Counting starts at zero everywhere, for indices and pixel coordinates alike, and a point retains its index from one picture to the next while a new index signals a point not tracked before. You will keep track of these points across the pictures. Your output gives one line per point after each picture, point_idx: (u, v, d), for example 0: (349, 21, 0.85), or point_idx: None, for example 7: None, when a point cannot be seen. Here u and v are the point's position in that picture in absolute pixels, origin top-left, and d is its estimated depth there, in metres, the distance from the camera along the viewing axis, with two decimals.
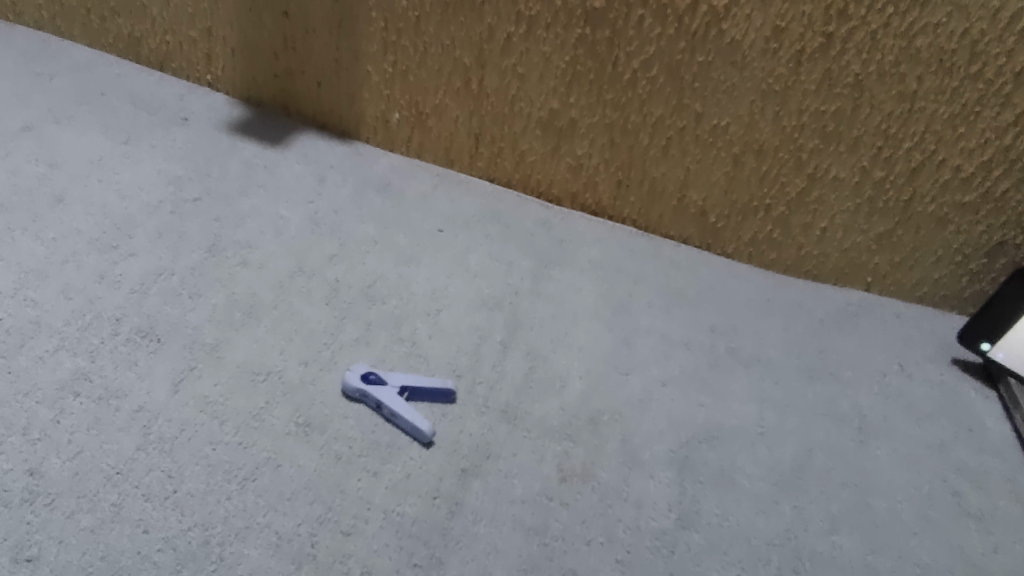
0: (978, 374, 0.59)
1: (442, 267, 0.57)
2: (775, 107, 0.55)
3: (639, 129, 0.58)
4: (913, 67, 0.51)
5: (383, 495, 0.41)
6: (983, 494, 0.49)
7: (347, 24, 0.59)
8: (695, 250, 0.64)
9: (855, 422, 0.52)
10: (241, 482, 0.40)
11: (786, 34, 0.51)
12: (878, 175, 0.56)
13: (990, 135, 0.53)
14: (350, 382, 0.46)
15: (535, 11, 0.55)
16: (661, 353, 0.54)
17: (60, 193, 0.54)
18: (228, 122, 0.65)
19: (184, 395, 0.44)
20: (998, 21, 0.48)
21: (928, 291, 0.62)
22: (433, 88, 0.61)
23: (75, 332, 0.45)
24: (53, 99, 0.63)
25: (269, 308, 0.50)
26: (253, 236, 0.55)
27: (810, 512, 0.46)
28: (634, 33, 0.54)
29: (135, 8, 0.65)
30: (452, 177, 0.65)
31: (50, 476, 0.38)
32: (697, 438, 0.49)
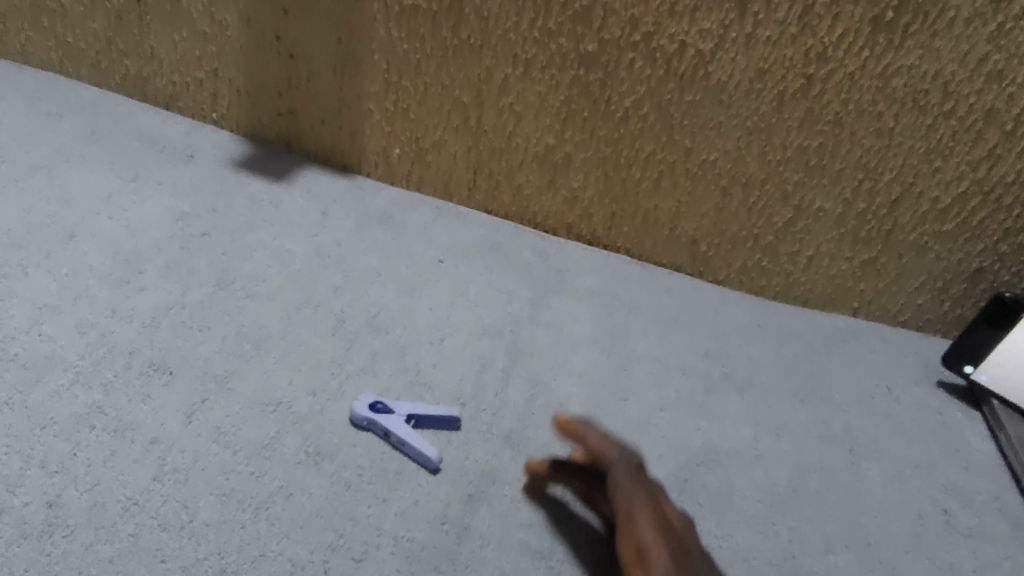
0: (962, 395, 0.61)
1: (444, 297, 0.59)
2: (761, 142, 0.58)
3: (631, 163, 0.61)
4: (890, 106, 0.54)
5: (392, 521, 0.43)
6: (971, 512, 0.51)
7: (350, 66, 0.62)
8: (687, 278, 0.66)
9: (846, 444, 0.54)
10: (254, 511, 0.41)
11: (769, 75, 0.54)
12: (861, 206, 0.59)
13: (964, 168, 0.56)
14: (358, 411, 0.47)
15: (531, 54, 0.58)
16: (658, 379, 0.56)
17: (71, 230, 0.56)
18: (234, 158, 0.67)
19: (197, 426, 0.45)
20: (967, 63, 0.52)
21: (911, 315, 0.65)
22: (433, 125, 0.64)
23: (89, 366, 0.47)
24: (62, 137, 0.64)
25: (277, 339, 0.52)
26: (260, 270, 0.57)
27: (806, 531, 0.47)
28: (626, 74, 0.57)
29: (144, 50, 0.67)
30: (451, 209, 0.67)
31: (68, 508, 0.39)
32: (695, 462, 0.50)
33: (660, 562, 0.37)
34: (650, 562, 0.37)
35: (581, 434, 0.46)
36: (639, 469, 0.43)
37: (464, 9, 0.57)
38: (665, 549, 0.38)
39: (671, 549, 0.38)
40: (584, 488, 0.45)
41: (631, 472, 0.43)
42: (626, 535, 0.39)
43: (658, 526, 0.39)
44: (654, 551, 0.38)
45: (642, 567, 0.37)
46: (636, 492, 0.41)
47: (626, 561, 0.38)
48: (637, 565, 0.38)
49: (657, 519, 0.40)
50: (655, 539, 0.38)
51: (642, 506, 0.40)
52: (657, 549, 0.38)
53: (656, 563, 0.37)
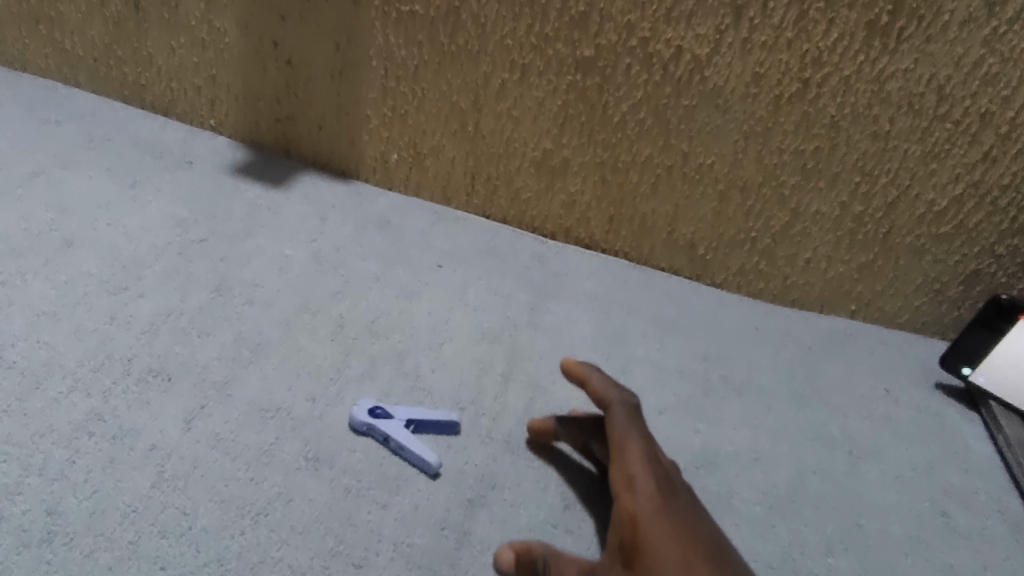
0: (960, 397, 0.61)
1: (443, 301, 0.59)
2: (758, 146, 0.58)
3: (629, 167, 0.61)
4: (885, 109, 0.54)
5: (392, 527, 0.42)
6: (970, 514, 0.51)
7: (348, 72, 0.62)
8: (685, 281, 0.66)
9: (845, 446, 0.54)
10: (254, 518, 0.41)
11: (765, 80, 0.55)
12: (857, 209, 0.59)
13: (960, 171, 0.56)
14: (357, 416, 0.47)
15: (529, 59, 0.58)
16: (657, 382, 0.56)
17: (70, 237, 0.56)
18: (232, 165, 0.67)
19: (197, 432, 0.45)
20: (962, 67, 0.52)
21: (909, 317, 0.65)
22: (431, 131, 0.64)
23: (88, 373, 0.47)
24: (60, 145, 0.64)
25: (276, 344, 0.52)
26: (259, 276, 0.57)
27: (806, 534, 0.47)
28: (622, 79, 0.57)
29: (142, 57, 0.67)
30: (450, 214, 0.67)
31: (67, 516, 0.39)
32: (695, 465, 0.50)
33: (646, 490, 0.40)
34: (636, 488, 0.40)
35: (584, 379, 0.49)
36: (635, 414, 0.46)
37: (461, 15, 0.57)
38: (651, 479, 0.41)
39: (657, 480, 0.41)
40: (583, 435, 0.48)
41: (628, 415, 0.45)
42: (617, 467, 0.42)
43: (646, 460, 0.42)
44: (641, 480, 0.40)
45: (628, 491, 0.40)
46: (629, 432, 0.44)
47: (615, 488, 0.41)
48: (624, 491, 0.40)
49: (645, 455, 0.42)
50: (643, 470, 0.41)
51: (633, 443, 0.43)
52: (644, 479, 0.40)
53: (642, 489, 0.40)
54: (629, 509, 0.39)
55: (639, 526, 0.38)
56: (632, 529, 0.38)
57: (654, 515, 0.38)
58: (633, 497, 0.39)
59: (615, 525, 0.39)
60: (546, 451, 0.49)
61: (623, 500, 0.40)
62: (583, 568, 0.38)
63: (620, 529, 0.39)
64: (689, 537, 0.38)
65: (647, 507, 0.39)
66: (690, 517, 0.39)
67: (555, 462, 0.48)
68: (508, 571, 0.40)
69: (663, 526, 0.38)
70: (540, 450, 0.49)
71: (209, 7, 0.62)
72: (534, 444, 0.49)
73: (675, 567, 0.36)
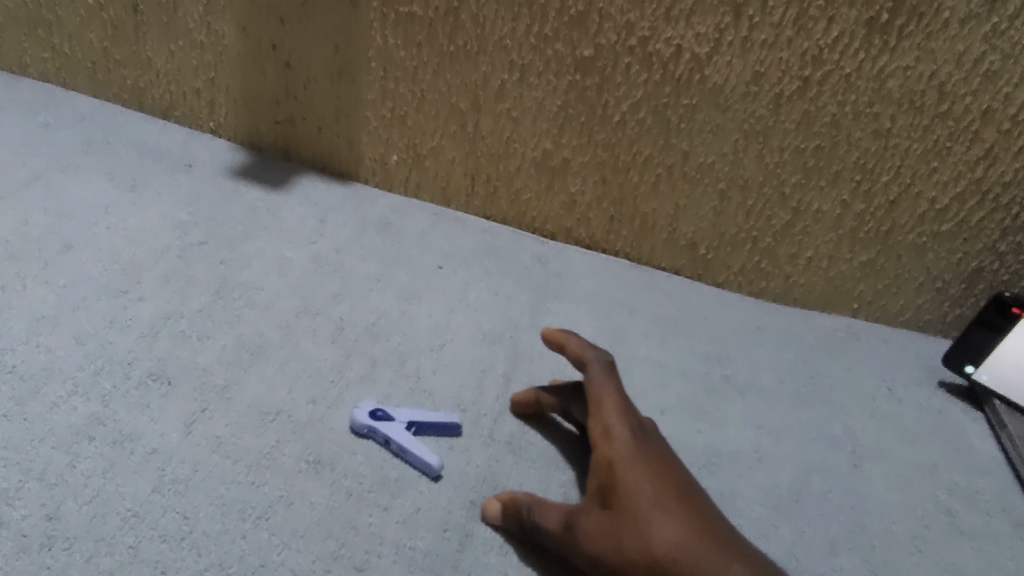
0: (963, 395, 0.61)
1: (444, 302, 0.59)
2: (758, 145, 0.58)
3: (629, 167, 0.61)
4: (886, 107, 0.54)
5: (394, 529, 0.42)
6: (975, 513, 0.51)
7: (347, 73, 0.62)
8: (687, 281, 0.66)
9: (849, 445, 0.54)
10: (255, 521, 0.41)
11: (766, 78, 0.54)
12: (858, 208, 0.59)
13: (962, 168, 0.56)
14: (358, 419, 0.47)
15: (528, 59, 0.58)
16: (658, 382, 0.56)
17: (69, 240, 0.56)
18: (232, 167, 0.67)
19: (197, 436, 0.45)
20: (963, 64, 0.52)
21: (911, 315, 0.65)
22: (430, 131, 0.64)
23: (88, 377, 0.46)
24: (59, 149, 0.64)
25: (276, 347, 0.52)
26: (258, 278, 0.57)
27: (809, 534, 0.47)
28: (622, 79, 0.57)
29: (141, 60, 0.67)
30: (450, 215, 0.67)
31: (67, 521, 0.39)
32: (697, 465, 0.50)
33: (622, 436, 0.42)
34: (613, 436, 0.42)
35: (562, 343, 0.49)
36: (612, 370, 0.48)
37: (460, 15, 0.57)
38: (627, 427, 0.43)
39: (632, 427, 0.43)
40: (564, 398, 0.50)
41: (605, 371, 0.47)
42: (596, 418, 0.44)
43: (622, 411, 0.44)
44: (618, 428, 0.43)
45: (606, 439, 0.42)
46: (606, 386, 0.46)
47: (593, 437, 0.43)
48: (602, 439, 0.43)
49: (622, 406, 0.45)
50: (620, 420, 0.43)
51: (610, 396, 0.45)
52: (620, 427, 0.43)
53: (618, 436, 0.42)
54: (607, 454, 0.41)
55: (617, 468, 0.40)
56: (609, 471, 0.41)
57: (630, 457, 0.41)
58: (611, 443, 0.42)
59: (594, 470, 0.42)
60: (536, 420, 0.51)
61: (601, 447, 0.42)
62: (564, 511, 0.41)
63: (599, 472, 0.41)
64: (661, 476, 0.41)
65: (624, 451, 0.41)
66: (662, 459, 0.42)
67: (545, 429, 0.50)
68: (495, 519, 0.43)
69: (638, 468, 0.40)
70: (530, 419, 0.51)
71: (207, 9, 0.62)
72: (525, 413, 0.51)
73: (649, 503, 0.39)
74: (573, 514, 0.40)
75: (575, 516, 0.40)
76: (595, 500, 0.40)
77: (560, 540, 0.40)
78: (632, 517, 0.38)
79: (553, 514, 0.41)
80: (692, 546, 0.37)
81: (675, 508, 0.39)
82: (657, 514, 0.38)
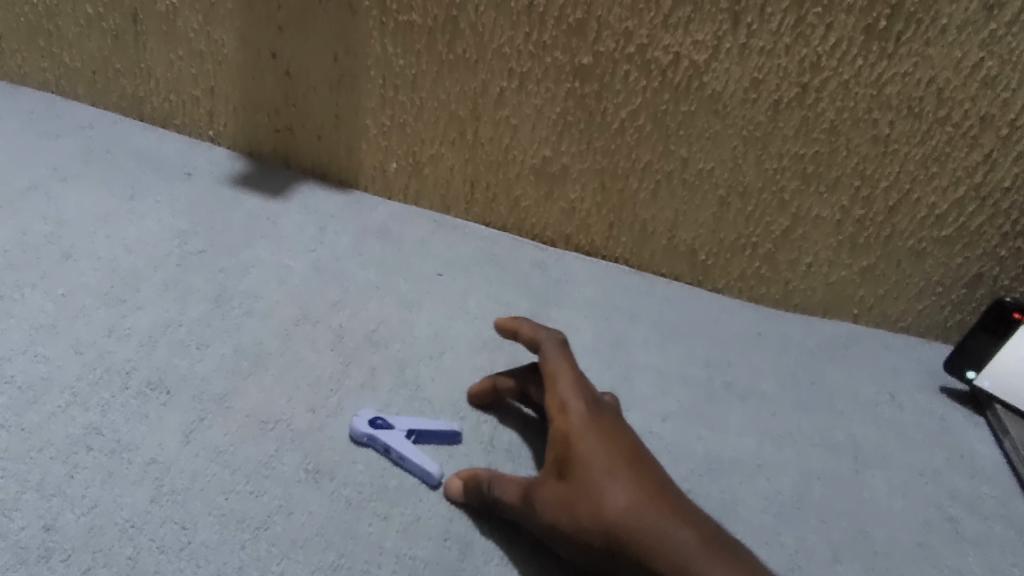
0: (965, 401, 0.61)
1: (443, 310, 0.59)
2: (757, 151, 0.58)
3: (628, 173, 0.61)
4: (884, 113, 0.54)
5: (394, 539, 0.42)
6: (978, 519, 0.51)
7: (347, 82, 0.62)
8: (687, 287, 0.66)
9: (850, 451, 0.54)
10: (254, 531, 0.41)
11: (764, 85, 0.55)
12: (858, 213, 0.59)
13: (961, 173, 0.56)
14: (358, 427, 0.47)
15: (527, 67, 0.58)
16: (659, 389, 0.55)
17: (68, 250, 0.56)
18: (232, 175, 0.67)
19: (196, 445, 0.44)
20: (961, 70, 0.52)
21: (912, 321, 0.65)
22: (430, 139, 0.64)
23: (86, 387, 0.46)
24: (59, 158, 0.64)
25: (276, 355, 0.51)
26: (258, 286, 0.57)
27: (811, 541, 0.47)
28: (621, 86, 0.57)
29: (140, 69, 0.67)
30: (449, 221, 0.67)
31: (65, 532, 0.39)
32: (698, 472, 0.49)
33: (577, 409, 0.43)
34: (568, 410, 0.43)
35: (516, 328, 0.51)
36: (565, 347, 0.48)
37: (459, 24, 0.57)
38: (583, 401, 0.43)
39: (587, 400, 0.43)
40: (520, 380, 0.50)
41: (559, 348, 0.48)
42: (551, 394, 0.44)
43: (576, 384, 0.44)
44: (572, 402, 0.43)
45: (561, 413, 0.43)
46: (559, 363, 0.46)
47: (550, 412, 0.44)
48: (557, 414, 0.43)
49: (576, 381, 0.45)
50: (575, 394, 0.44)
51: (564, 372, 0.45)
52: (575, 401, 0.43)
53: (573, 409, 0.43)
54: (562, 428, 0.42)
55: (571, 441, 0.41)
56: (564, 444, 0.41)
57: (584, 429, 0.41)
58: (565, 417, 0.42)
59: (551, 443, 0.42)
60: (507, 418, 0.51)
61: (557, 421, 0.42)
62: (522, 485, 0.41)
63: (554, 446, 0.41)
64: (615, 445, 0.41)
65: (578, 424, 0.42)
66: (617, 429, 0.42)
67: (516, 426, 0.50)
68: (457, 496, 0.44)
69: (592, 439, 0.41)
70: (501, 419, 0.51)
71: (207, 19, 0.62)
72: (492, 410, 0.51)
73: (601, 471, 0.39)
74: (530, 488, 0.40)
75: (532, 490, 0.40)
76: (551, 472, 0.40)
77: (519, 511, 0.41)
78: (585, 486, 0.39)
79: (511, 487, 0.41)
80: (644, 508, 0.38)
81: (628, 475, 0.39)
82: (609, 481, 0.39)
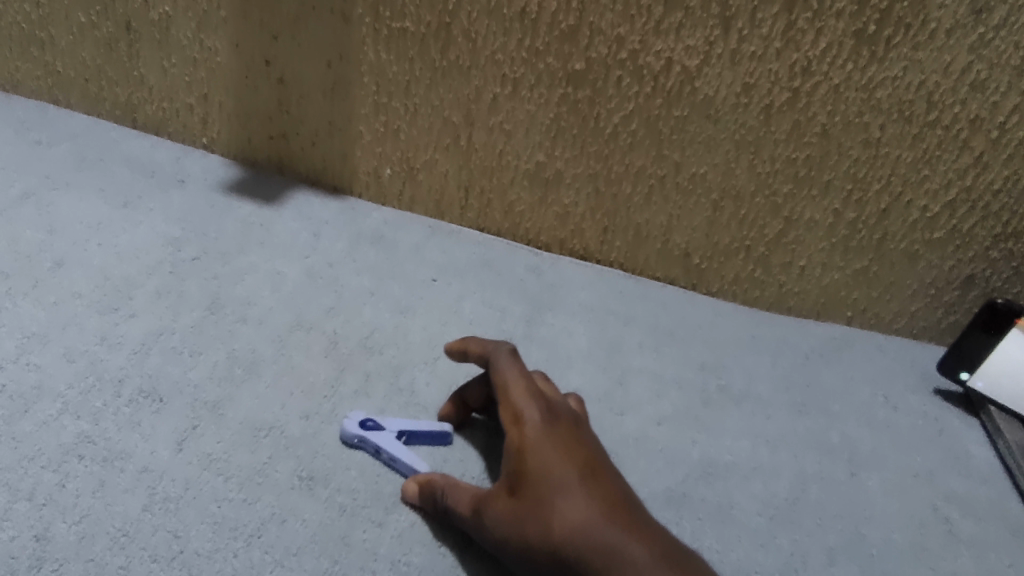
0: (959, 402, 0.61)
1: (438, 315, 0.59)
2: (750, 156, 0.58)
3: (621, 178, 0.61)
4: (875, 117, 0.55)
5: (388, 545, 0.42)
6: (973, 520, 0.51)
7: (340, 89, 0.62)
8: (681, 291, 0.66)
9: (845, 454, 0.54)
10: (247, 539, 0.40)
11: (755, 90, 0.55)
12: (851, 216, 0.59)
13: (952, 176, 0.56)
14: (348, 428, 0.47)
15: (520, 73, 0.58)
16: (654, 393, 0.55)
17: (60, 258, 0.55)
18: (225, 182, 0.67)
19: (188, 453, 0.44)
20: (950, 73, 0.52)
21: (906, 323, 0.65)
22: (423, 145, 0.64)
23: (78, 396, 0.46)
24: (52, 166, 0.64)
25: (269, 363, 0.51)
26: (251, 293, 0.56)
27: (807, 544, 0.46)
28: (613, 92, 0.57)
29: (133, 77, 0.67)
30: (443, 227, 0.67)
31: (56, 541, 0.39)
32: (694, 476, 0.49)
33: (531, 420, 0.41)
34: (522, 422, 0.41)
35: (465, 348, 0.49)
36: (517, 355, 0.46)
37: (452, 30, 0.57)
38: (538, 410, 0.42)
39: (543, 409, 0.42)
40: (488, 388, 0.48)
41: (511, 356, 0.46)
42: (506, 403, 0.43)
43: (531, 395, 0.43)
44: (527, 412, 0.42)
45: (516, 425, 0.41)
46: (512, 371, 0.45)
47: (504, 422, 0.42)
48: (512, 425, 0.42)
49: (532, 388, 0.44)
50: (530, 403, 0.42)
51: (518, 380, 0.44)
52: (530, 411, 0.42)
53: (528, 421, 0.41)
54: (517, 440, 0.41)
55: (524, 454, 0.40)
56: (518, 458, 0.40)
57: (539, 442, 0.40)
58: (520, 429, 0.41)
59: (506, 455, 0.41)
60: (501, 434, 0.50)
61: (512, 434, 0.41)
62: (475, 497, 0.40)
63: (508, 458, 0.40)
64: (570, 458, 0.40)
65: (533, 436, 0.41)
66: (574, 439, 0.42)
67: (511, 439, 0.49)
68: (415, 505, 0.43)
69: (546, 452, 0.40)
70: (495, 436, 0.49)
71: (199, 27, 0.62)
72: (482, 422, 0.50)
73: (554, 486, 0.38)
74: (483, 502, 0.40)
75: (486, 506, 0.39)
76: (505, 487, 0.39)
77: (472, 525, 0.40)
78: (540, 502, 0.38)
79: (466, 504, 0.40)
80: (598, 526, 0.37)
81: (583, 489, 0.39)
82: (562, 498, 0.38)
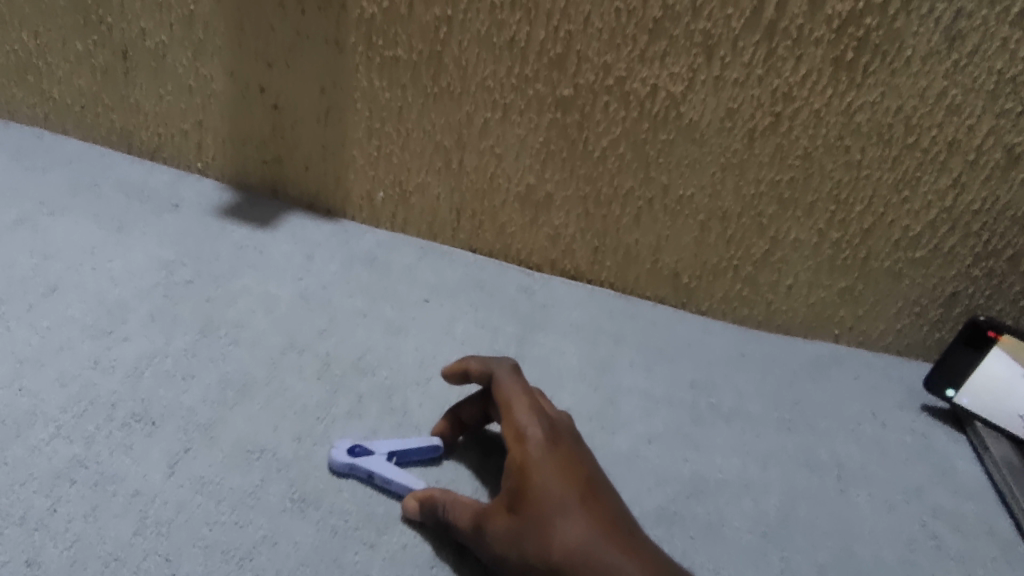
0: (946, 419, 0.62)
1: (431, 336, 0.59)
2: (735, 177, 0.59)
3: (611, 200, 0.62)
4: (856, 140, 0.56)
5: (380, 567, 0.42)
6: (961, 536, 0.51)
7: (333, 114, 0.63)
8: (671, 309, 0.67)
9: (834, 471, 0.54)
10: (239, 562, 0.41)
11: (739, 114, 0.56)
12: (834, 237, 0.61)
13: (932, 197, 0.58)
14: (337, 459, 0.46)
15: (510, 99, 0.59)
16: (644, 412, 0.56)
17: (54, 282, 0.56)
18: (220, 207, 0.68)
19: (180, 476, 0.44)
20: (927, 98, 0.54)
21: (893, 340, 0.66)
22: (416, 168, 0.65)
23: (70, 420, 0.46)
24: (46, 192, 0.65)
25: (262, 385, 0.51)
26: (244, 316, 0.57)
27: (798, 561, 0.47)
28: (601, 116, 0.58)
29: (129, 104, 0.68)
30: (436, 249, 0.68)
31: (47, 566, 0.39)
32: (684, 494, 0.50)
33: (534, 438, 0.41)
34: (525, 439, 0.42)
35: (462, 366, 0.49)
36: (519, 373, 0.46)
37: (443, 58, 0.58)
38: (540, 428, 0.42)
39: (545, 427, 0.42)
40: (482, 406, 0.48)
41: (513, 374, 0.46)
42: (508, 420, 0.43)
43: (533, 412, 0.43)
44: (530, 430, 0.42)
45: (518, 443, 0.42)
46: (515, 389, 0.45)
47: (506, 439, 0.43)
48: (514, 442, 0.42)
49: (534, 406, 0.44)
50: (532, 421, 0.42)
51: (520, 397, 0.44)
52: (533, 429, 0.42)
53: (530, 439, 0.41)
54: (519, 458, 0.41)
55: (526, 473, 0.40)
56: (519, 475, 0.40)
57: (541, 461, 0.40)
58: (523, 447, 0.41)
59: (507, 473, 0.41)
60: (494, 451, 0.50)
61: (514, 451, 0.41)
62: (475, 514, 0.41)
63: (510, 476, 0.40)
64: (570, 478, 0.40)
65: (535, 454, 0.41)
66: (575, 458, 0.42)
67: (504, 458, 0.49)
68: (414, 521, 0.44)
69: (548, 471, 0.40)
70: (486, 455, 0.50)
71: (196, 55, 0.63)
72: (473, 442, 0.50)
73: (554, 506, 0.38)
74: (483, 519, 0.40)
75: (486, 523, 0.40)
76: (505, 504, 0.40)
77: (471, 540, 0.40)
78: (540, 522, 0.38)
79: (465, 520, 0.41)
80: (597, 548, 0.37)
81: (584, 511, 0.39)
82: (561, 518, 0.38)
